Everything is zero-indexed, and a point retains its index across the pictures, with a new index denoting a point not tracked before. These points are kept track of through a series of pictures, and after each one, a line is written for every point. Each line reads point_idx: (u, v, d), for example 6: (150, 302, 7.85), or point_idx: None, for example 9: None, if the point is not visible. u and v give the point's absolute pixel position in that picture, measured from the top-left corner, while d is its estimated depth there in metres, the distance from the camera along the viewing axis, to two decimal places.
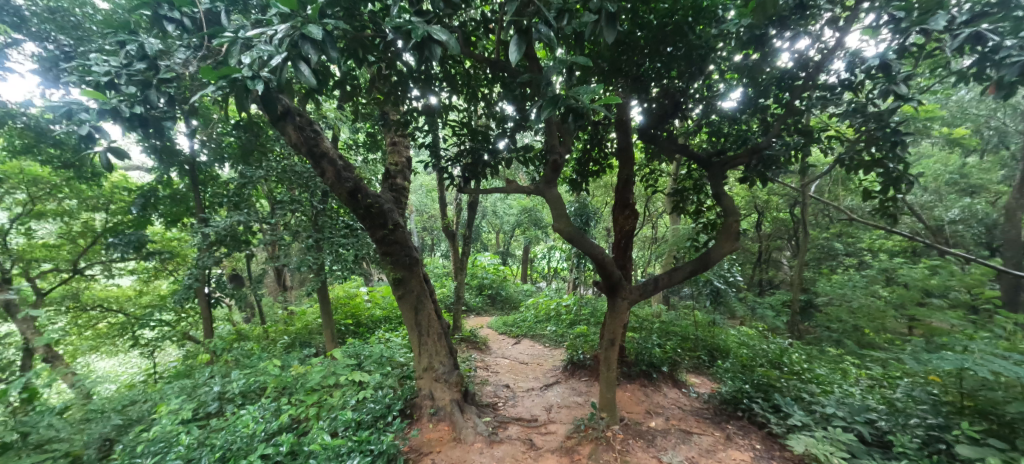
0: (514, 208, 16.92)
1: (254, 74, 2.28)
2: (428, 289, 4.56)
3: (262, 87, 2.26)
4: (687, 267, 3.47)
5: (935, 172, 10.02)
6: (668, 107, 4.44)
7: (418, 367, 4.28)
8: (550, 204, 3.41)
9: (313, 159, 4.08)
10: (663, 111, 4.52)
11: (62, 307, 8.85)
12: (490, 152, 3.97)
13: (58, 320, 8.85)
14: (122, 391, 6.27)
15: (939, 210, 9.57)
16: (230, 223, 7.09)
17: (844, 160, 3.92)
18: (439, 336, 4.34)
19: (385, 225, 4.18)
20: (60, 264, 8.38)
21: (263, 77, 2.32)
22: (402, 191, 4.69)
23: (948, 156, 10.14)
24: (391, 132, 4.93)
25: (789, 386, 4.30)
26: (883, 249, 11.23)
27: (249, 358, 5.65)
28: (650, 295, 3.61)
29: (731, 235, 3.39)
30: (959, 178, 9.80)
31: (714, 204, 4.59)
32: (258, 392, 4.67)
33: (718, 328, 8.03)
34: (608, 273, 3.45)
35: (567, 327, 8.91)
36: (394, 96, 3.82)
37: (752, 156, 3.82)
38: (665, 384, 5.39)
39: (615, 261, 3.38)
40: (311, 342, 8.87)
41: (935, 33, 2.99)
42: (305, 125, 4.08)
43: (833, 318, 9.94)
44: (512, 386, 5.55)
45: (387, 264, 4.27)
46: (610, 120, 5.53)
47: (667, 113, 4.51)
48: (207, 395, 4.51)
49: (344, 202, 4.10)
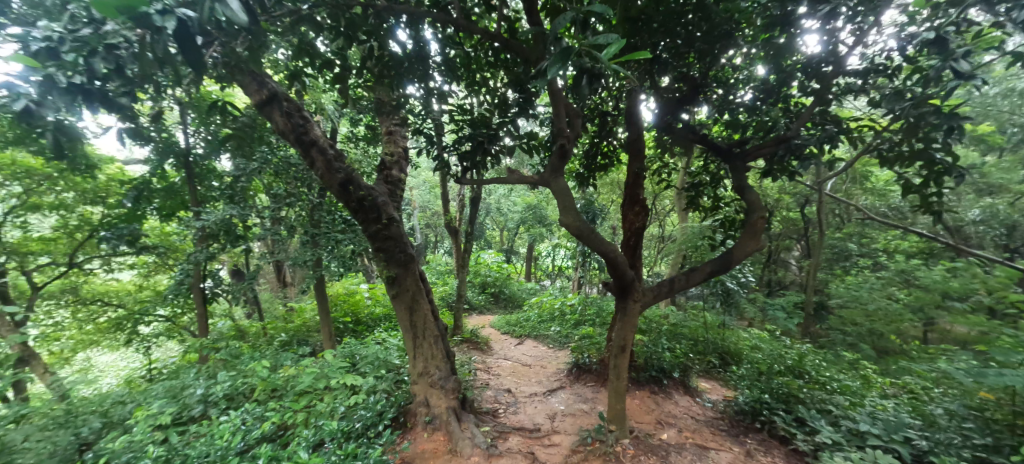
0: (519, 205, 16.62)
1: (164, 8, 1.73)
2: (426, 288, 4.27)
3: (173, 23, 1.69)
4: (707, 267, 3.13)
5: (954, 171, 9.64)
6: (686, 95, 4.11)
7: (412, 372, 4.00)
8: (556, 197, 3.09)
9: (301, 148, 3.81)
10: (679, 99, 4.19)
11: (61, 301, 8.73)
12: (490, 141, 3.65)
13: (57, 314, 8.72)
14: (118, 389, 6.13)
15: (960, 210, 9.19)
16: (223, 217, 6.84)
17: (879, 154, 3.58)
18: (435, 340, 4.05)
19: (379, 219, 3.91)
20: (58, 258, 8.26)
21: (178, 13, 1.77)
22: (398, 183, 4.40)
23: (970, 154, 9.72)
24: (387, 121, 4.66)
25: (812, 397, 3.98)
26: (899, 251, 10.84)
27: (243, 358, 5.43)
28: (664, 298, 3.27)
29: (757, 233, 3.04)
30: (979, 177, 9.41)
31: (732, 199, 4.25)
32: (247, 395, 4.44)
33: (728, 330, 7.73)
34: (620, 274, 3.14)
35: (572, 327, 8.64)
36: (389, 80, 3.52)
37: (778, 148, 3.46)
38: (676, 391, 5.10)
39: (627, 260, 3.05)
40: (308, 340, 8.67)
41: (996, 4, 2.64)
42: (293, 111, 3.82)
43: (848, 322, 9.60)
44: (512, 390, 5.27)
45: (380, 261, 3.99)
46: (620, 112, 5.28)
47: (684, 101, 4.17)
48: (196, 397, 4.29)
49: (335, 194, 3.84)
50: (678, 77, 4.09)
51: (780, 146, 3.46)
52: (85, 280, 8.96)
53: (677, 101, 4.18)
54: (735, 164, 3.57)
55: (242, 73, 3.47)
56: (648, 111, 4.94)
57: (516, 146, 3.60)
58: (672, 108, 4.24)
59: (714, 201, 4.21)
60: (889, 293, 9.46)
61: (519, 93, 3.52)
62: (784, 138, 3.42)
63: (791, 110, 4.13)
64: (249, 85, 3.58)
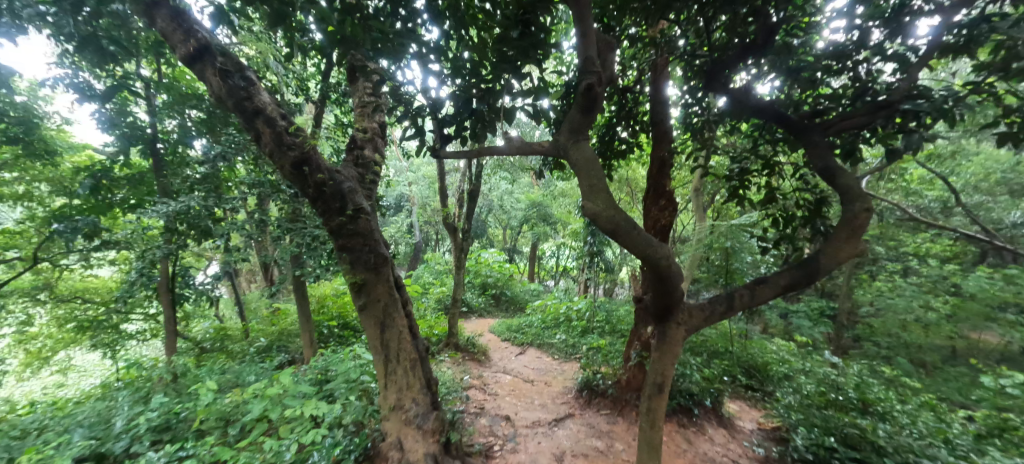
0: (521, 202, 15.75)
1: None
2: (402, 297, 3.43)
3: None
4: (781, 280, 2.25)
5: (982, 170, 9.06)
6: (756, 41, 3.00)
7: (383, 405, 3.19)
8: (576, 175, 2.22)
9: (244, 118, 3.00)
10: (743, 48, 3.11)
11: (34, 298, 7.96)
12: (485, 102, 2.79)
13: (32, 315, 7.90)
14: (79, 398, 5.39)
15: (1000, 212, 8.73)
16: (181, 209, 5.89)
17: (1003, 132, 2.66)
18: (413, 365, 3.22)
19: (344, 210, 3.11)
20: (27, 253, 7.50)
21: None
22: (369, 167, 3.57)
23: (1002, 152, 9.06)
24: (360, 91, 3.84)
25: (895, 447, 3.29)
26: (932, 254, 9.45)
27: (205, 376, 4.61)
28: (717, 321, 2.40)
29: (857, 234, 2.14)
30: (1011, 178, 8.87)
31: (791, 192, 3.38)
32: (187, 423, 3.67)
33: (752, 341, 6.89)
34: (663, 288, 2.25)
35: (579, 337, 7.83)
36: (362, 14, 2.52)
37: (876, 118, 2.49)
38: (708, 422, 4.34)
39: (673, 266, 2.17)
40: (289, 347, 7.89)
41: None
42: (232, 68, 2.97)
43: (881, 332, 9.17)
44: (511, 417, 4.42)
45: (344, 263, 3.18)
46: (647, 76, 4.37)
47: (750, 50, 3.07)
48: (124, 428, 3.53)
49: (287, 177, 3.05)
50: (744, 14, 3.03)
51: (881, 115, 2.47)
52: (59, 277, 8.03)
53: (741, 48, 3.07)
54: (814, 140, 2.58)
55: (158, 16, 2.73)
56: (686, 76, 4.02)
57: (519, 110, 2.70)
58: (727, 65, 3.19)
59: (767, 194, 3.34)
60: (927, 303, 8.65)
61: (524, 33, 2.48)
62: (885, 103, 2.46)
63: (868, 78, 3.26)
64: (172, 34, 2.84)
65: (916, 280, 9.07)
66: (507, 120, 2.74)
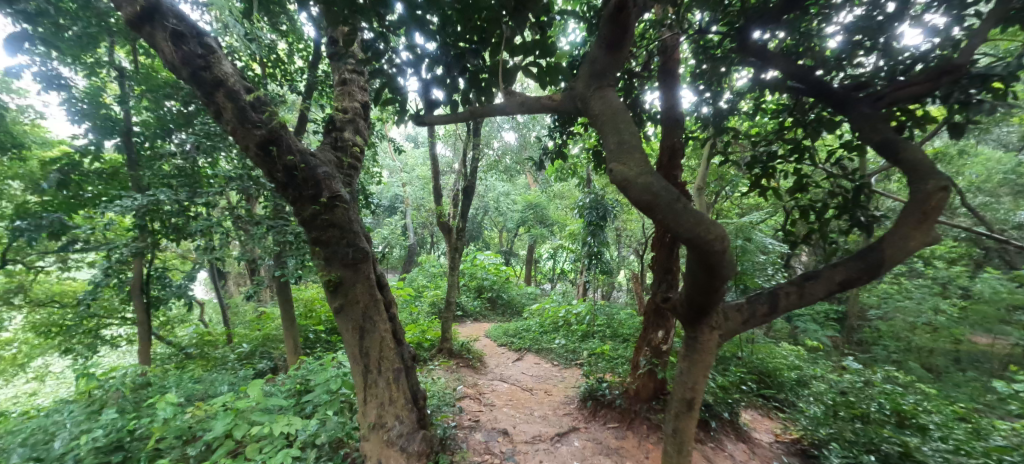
0: (517, 204, 15.38)
1: None
2: (385, 299, 3.04)
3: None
4: (836, 275, 1.87)
5: (987, 171, 8.81)
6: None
7: (362, 423, 2.79)
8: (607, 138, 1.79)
9: (201, 91, 2.61)
10: (784, 3, 2.71)
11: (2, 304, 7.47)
12: (479, 60, 2.21)
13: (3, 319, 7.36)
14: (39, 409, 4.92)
15: (1006, 212, 8.42)
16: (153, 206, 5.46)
17: None
18: (397, 375, 2.83)
19: (317, 198, 2.72)
20: None
21: None
22: (348, 151, 3.18)
23: (1007, 151, 8.83)
24: (341, 68, 3.48)
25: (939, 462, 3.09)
26: (937, 256, 9.20)
27: (173, 388, 4.16)
28: (756, 324, 2.03)
29: (930, 219, 1.76)
30: (1015, 178, 8.63)
31: (826, 179, 3.00)
32: (143, 442, 3.25)
33: (759, 345, 6.54)
34: (702, 286, 1.78)
35: (579, 342, 7.44)
36: None
37: (939, 85, 2.14)
38: (727, 437, 4.00)
39: (727, 259, 1.66)
40: (272, 353, 7.45)
41: None
42: (187, 34, 2.58)
43: (888, 336, 8.77)
44: (509, 432, 4.00)
45: (319, 259, 2.79)
46: (661, 53, 4.03)
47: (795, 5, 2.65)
48: (71, 450, 3.11)
49: (254, 160, 2.66)
50: None
51: (945, 80, 2.14)
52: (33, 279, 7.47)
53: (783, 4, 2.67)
54: (866, 111, 2.18)
55: None
56: (704, 52, 3.76)
57: (522, 69, 2.09)
58: (762, 25, 2.78)
59: (797, 180, 2.97)
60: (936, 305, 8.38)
61: None
62: (951, 66, 2.11)
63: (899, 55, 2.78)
64: None
65: (924, 282, 8.78)
66: (508, 83, 2.16)
